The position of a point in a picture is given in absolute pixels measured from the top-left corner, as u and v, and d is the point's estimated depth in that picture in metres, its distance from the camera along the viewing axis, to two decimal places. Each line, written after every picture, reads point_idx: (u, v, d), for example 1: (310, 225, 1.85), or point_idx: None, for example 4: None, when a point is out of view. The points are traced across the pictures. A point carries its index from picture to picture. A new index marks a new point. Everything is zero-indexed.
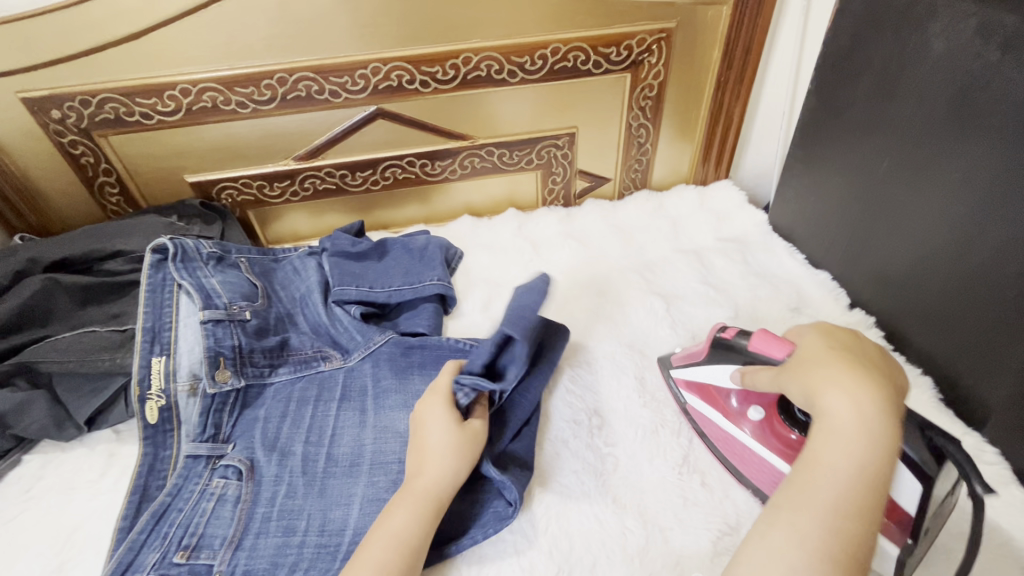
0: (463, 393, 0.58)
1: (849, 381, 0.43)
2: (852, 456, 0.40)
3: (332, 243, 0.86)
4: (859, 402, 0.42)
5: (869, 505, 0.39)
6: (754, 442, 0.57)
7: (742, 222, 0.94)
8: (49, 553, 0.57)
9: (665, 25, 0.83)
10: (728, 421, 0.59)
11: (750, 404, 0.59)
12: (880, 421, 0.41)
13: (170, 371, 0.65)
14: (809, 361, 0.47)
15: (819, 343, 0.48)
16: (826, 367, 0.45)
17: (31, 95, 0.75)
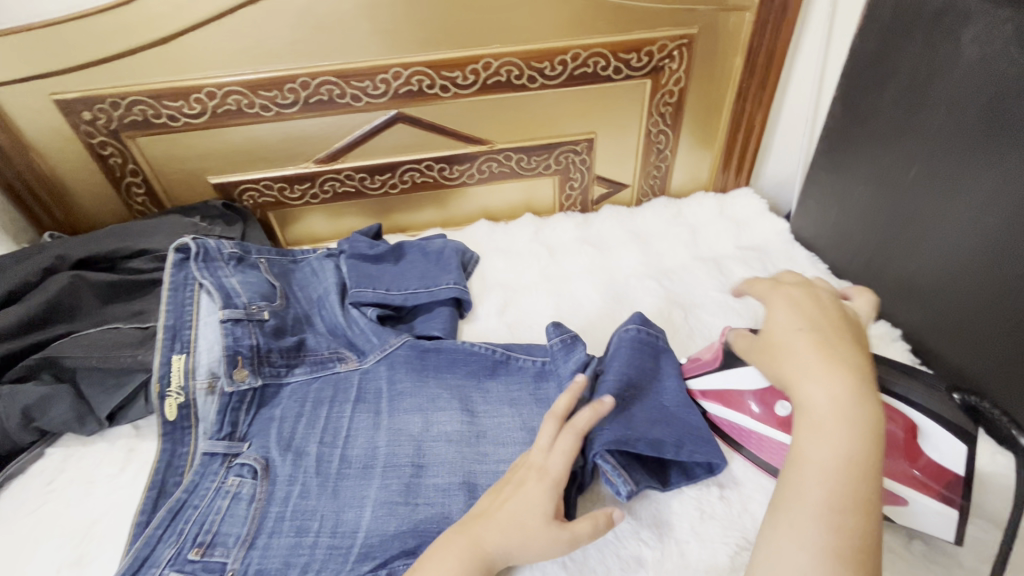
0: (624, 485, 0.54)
1: (824, 372, 0.43)
2: (838, 445, 0.40)
3: (351, 245, 0.87)
4: (834, 392, 0.41)
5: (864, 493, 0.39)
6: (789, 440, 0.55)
7: (762, 230, 0.92)
8: (69, 544, 0.58)
9: (687, 31, 0.82)
10: (758, 424, 0.57)
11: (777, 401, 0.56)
12: (856, 407, 0.41)
13: (190, 369, 0.66)
14: (785, 346, 0.46)
15: (789, 322, 0.48)
16: (800, 361, 0.44)
17: (65, 97, 0.77)
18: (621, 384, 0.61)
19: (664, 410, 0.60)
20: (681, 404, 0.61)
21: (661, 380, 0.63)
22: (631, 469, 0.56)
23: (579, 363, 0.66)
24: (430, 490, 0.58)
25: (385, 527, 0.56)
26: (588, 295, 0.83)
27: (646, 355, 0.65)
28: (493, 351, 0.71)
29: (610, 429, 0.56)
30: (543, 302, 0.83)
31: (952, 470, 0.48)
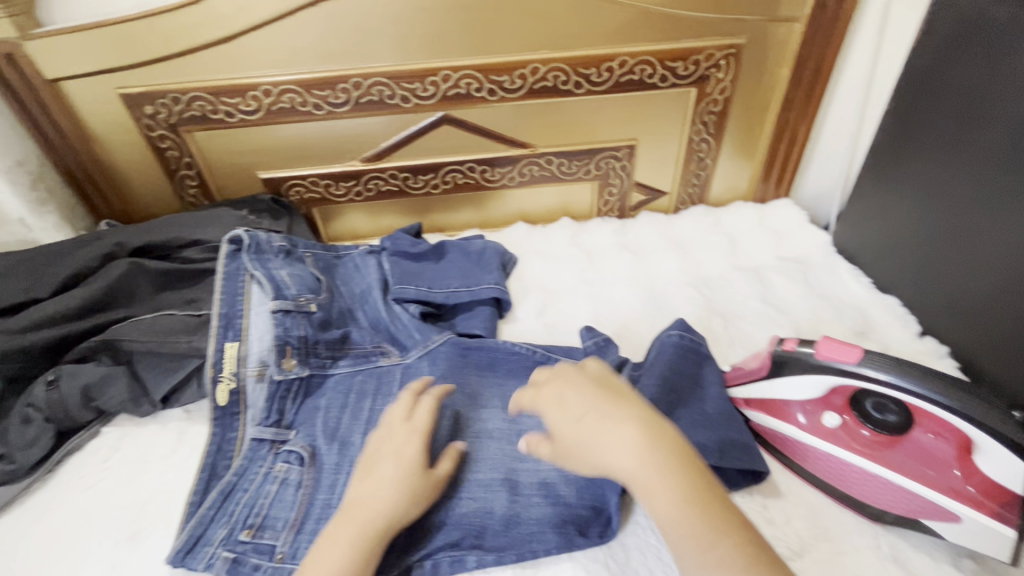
0: None
1: (617, 441, 0.43)
2: (669, 496, 0.41)
3: (393, 242, 0.89)
4: (636, 455, 0.42)
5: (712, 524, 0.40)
6: (837, 450, 0.56)
7: (802, 241, 0.92)
8: (125, 520, 0.60)
9: (735, 41, 0.82)
10: (802, 433, 0.58)
11: (823, 411, 0.58)
12: (655, 454, 0.42)
13: (242, 356, 0.68)
14: (576, 440, 0.45)
15: (570, 407, 0.46)
16: (591, 438, 0.44)
17: (130, 92, 0.81)
18: (665, 390, 0.61)
19: (706, 415, 0.60)
20: (724, 411, 0.61)
21: (703, 387, 0.63)
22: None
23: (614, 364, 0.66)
24: (473, 485, 0.59)
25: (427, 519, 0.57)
26: (626, 301, 0.84)
27: (691, 361, 0.65)
28: (533, 351, 0.72)
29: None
30: (581, 306, 0.83)
31: (1009, 487, 0.48)
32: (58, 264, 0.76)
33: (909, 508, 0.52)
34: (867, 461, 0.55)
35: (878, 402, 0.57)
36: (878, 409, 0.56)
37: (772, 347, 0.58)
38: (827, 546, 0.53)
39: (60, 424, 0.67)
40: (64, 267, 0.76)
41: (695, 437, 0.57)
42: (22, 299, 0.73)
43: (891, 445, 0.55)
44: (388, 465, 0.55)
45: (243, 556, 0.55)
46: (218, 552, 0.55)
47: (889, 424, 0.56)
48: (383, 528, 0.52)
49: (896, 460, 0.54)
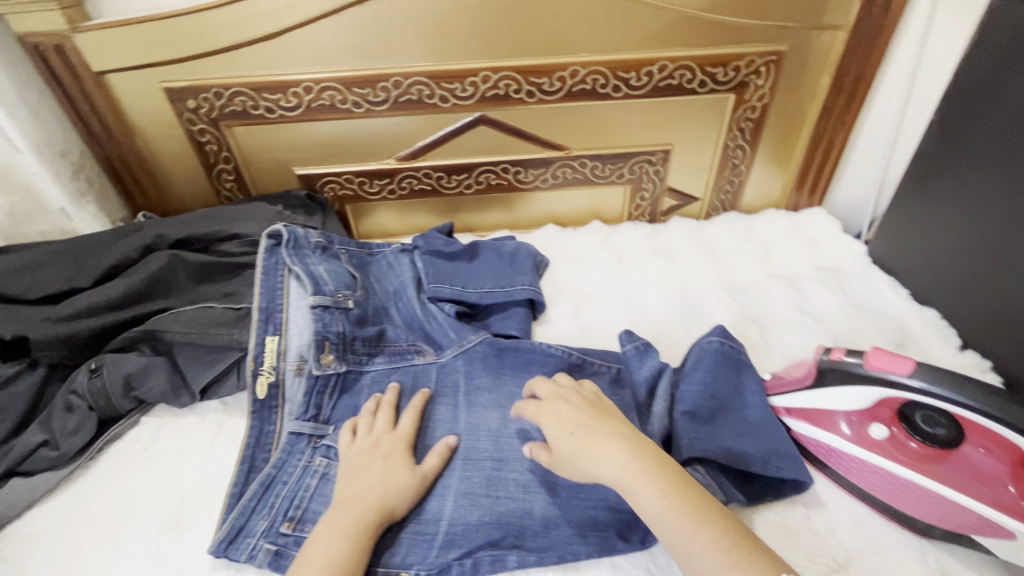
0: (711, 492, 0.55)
1: (600, 448, 0.50)
2: (651, 491, 0.47)
3: (426, 242, 0.89)
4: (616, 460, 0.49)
5: (695, 513, 0.45)
6: (881, 461, 0.56)
7: (837, 250, 0.91)
8: (167, 510, 0.60)
9: (776, 48, 0.82)
10: (849, 445, 0.57)
11: (870, 422, 0.58)
12: (633, 458, 0.49)
13: (282, 350, 0.69)
14: (571, 453, 0.52)
15: (566, 424, 0.54)
16: (578, 448, 0.52)
17: (173, 86, 0.82)
18: (707, 397, 0.61)
19: (745, 423, 0.60)
20: (764, 418, 0.61)
21: (744, 395, 0.63)
22: (714, 479, 0.56)
23: (653, 371, 0.66)
24: (512, 484, 0.59)
25: (467, 517, 0.57)
26: (659, 305, 0.83)
27: (730, 367, 0.65)
28: (569, 354, 0.71)
29: (693, 439, 0.57)
30: (614, 309, 0.83)
31: None
32: (100, 255, 0.77)
33: (954, 522, 0.52)
34: (918, 475, 0.54)
35: (927, 415, 0.56)
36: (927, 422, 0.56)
37: (819, 355, 0.58)
38: (874, 560, 0.52)
39: (102, 412, 0.67)
40: (104, 256, 0.76)
41: (740, 446, 0.57)
42: (63, 288, 0.74)
43: (939, 458, 0.55)
44: (400, 467, 0.58)
45: (284, 549, 0.55)
46: (261, 544, 0.55)
47: (939, 437, 0.55)
48: (379, 517, 0.53)
49: (945, 474, 0.54)
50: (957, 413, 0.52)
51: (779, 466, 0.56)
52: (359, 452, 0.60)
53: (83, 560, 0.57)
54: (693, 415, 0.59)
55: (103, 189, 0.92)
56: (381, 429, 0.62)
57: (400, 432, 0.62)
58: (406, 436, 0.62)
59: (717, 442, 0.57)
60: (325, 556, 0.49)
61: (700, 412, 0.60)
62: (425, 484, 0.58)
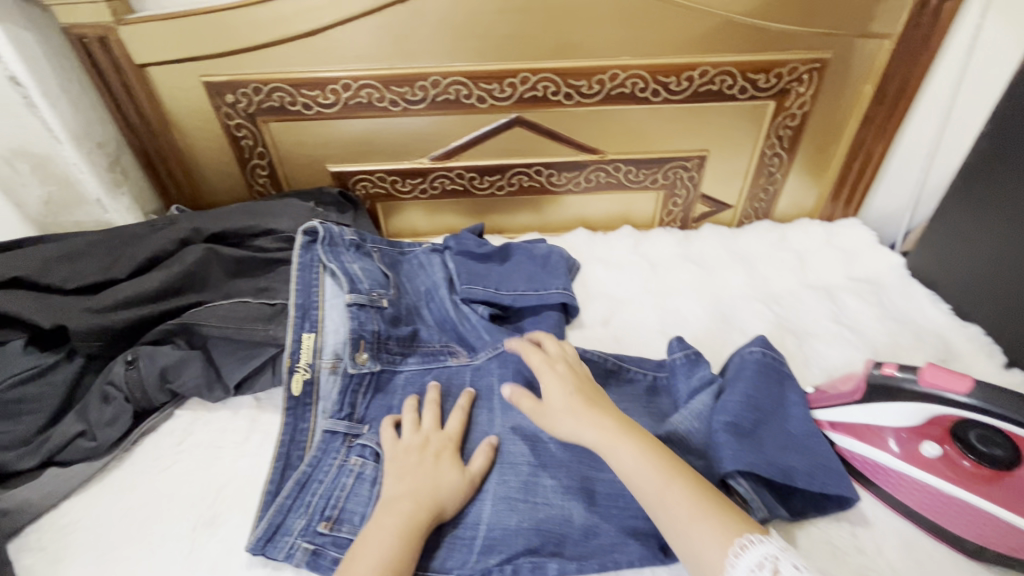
0: (755, 506, 0.53)
1: (583, 414, 0.56)
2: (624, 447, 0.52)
3: (458, 242, 0.89)
4: (594, 421, 0.55)
5: (669, 468, 0.50)
6: (930, 479, 0.55)
7: (874, 262, 0.90)
8: (203, 505, 0.60)
9: (820, 55, 0.81)
10: (898, 462, 0.56)
11: (920, 440, 0.57)
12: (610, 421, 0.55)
13: (318, 347, 0.69)
14: (560, 409, 0.58)
15: (560, 389, 0.60)
16: (563, 413, 0.57)
17: (213, 80, 0.82)
18: (749, 409, 0.59)
19: (790, 437, 0.59)
20: (809, 432, 0.59)
21: (786, 407, 0.62)
22: (758, 493, 0.54)
23: (702, 379, 0.66)
24: (549, 490, 0.59)
25: (505, 521, 0.56)
26: (694, 313, 0.82)
27: (772, 378, 0.64)
28: (605, 359, 0.71)
29: (737, 452, 0.55)
30: (648, 316, 0.82)
31: None
32: (136, 246, 0.77)
33: (1007, 545, 0.51)
34: (971, 495, 0.53)
35: (983, 436, 0.55)
36: (982, 442, 0.54)
37: (869, 370, 0.57)
38: None
39: (138, 404, 0.67)
40: (141, 249, 0.76)
41: (786, 461, 0.56)
42: (100, 279, 0.74)
43: (993, 480, 0.53)
44: (445, 467, 0.59)
45: (322, 549, 0.55)
46: (298, 543, 0.55)
47: (994, 458, 0.53)
48: (425, 519, 0.53)
49: (998, 496, 0.52)
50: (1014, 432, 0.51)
51: (825, 482, 0.55)
52: (406, 450, 0.60)
53: (120, 552, 0.57)
54: (735, 426, 0.57)
55: (137, 181, 0.92)
56: (429, 427, 0.62)
57: (448, 433, 0.63)
58: (455, 437, 0.62)
59: (762, 456, 0.55)
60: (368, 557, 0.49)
61: (742, 424, 0.58)
62: (473, 485, 0.59)
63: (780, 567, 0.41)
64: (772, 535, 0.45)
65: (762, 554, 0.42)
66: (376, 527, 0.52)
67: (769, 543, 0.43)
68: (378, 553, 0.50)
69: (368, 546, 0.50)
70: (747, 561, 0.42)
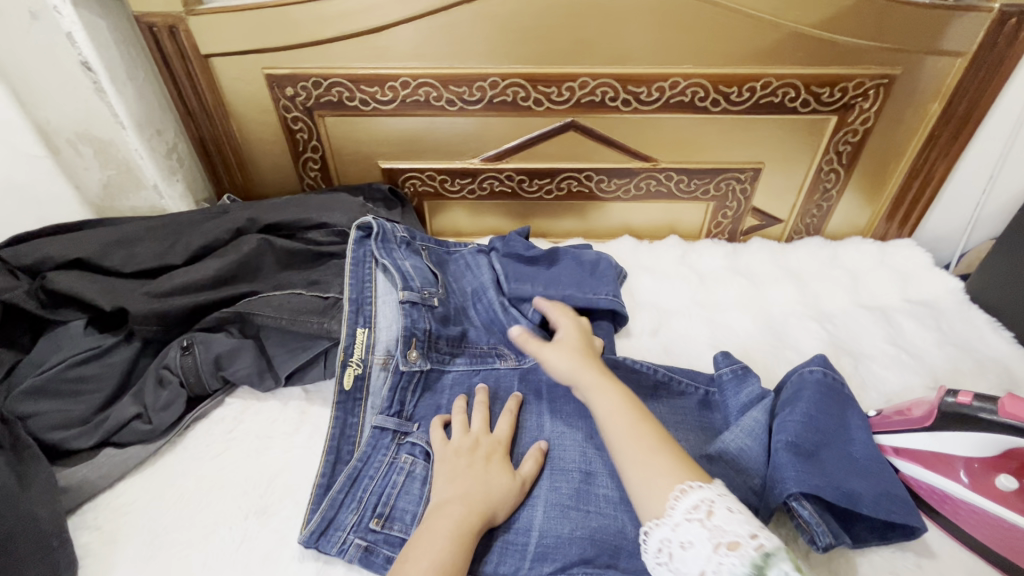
0: (821, 533, 0.51)
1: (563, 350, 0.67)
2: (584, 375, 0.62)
3: (506, 243, 0.87)
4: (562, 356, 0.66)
5: (637, 421, 0.55)
6: (1007, 514, 0.52)
7: (931, 285, 0.87)
8: (254, 494, 0.61)
9: (888, 71, 0.80)
10: (970, 493, 0.54)
11: (995, 473, 0.55)
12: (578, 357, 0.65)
13: (370, 343, 0.69)
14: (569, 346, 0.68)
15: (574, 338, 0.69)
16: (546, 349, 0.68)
17: (275, 73, 0.83)
18: (811, 430, 0.57)
19: (859, 462, 0.57)
20: (872, 457, 0.57)
21: (848, 430, 0.59)
22: (822, 519, 0.52)
23: (753, 396, 0.64)
24: (602, 500, 0.58)
25: (558, 529, 0.56)
26: (744, 327, 0.81)
27: (833, 398, 0.62)
28: (655, 371, 0.70)
29: (801, 473, 0.53)
30: (697, 328, 0.81)
31: None
32: (192, 233, 0.78)
33: None
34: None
35: None
36: None
37: (941, 397, 0.55)
38: None
39: (191, 390, 0.68)
40: (196, 236, 0.77)
41: (852, 486, 0.53)
42: (156, 264, 0.74)
43: None
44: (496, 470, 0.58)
45: (375, 546, 0.55)
46: (351, 539, 0.55)
47: None
48: (479, 524, 0.53)
49: None
50: None
51: (892, 510, 0.52)
52: (457, 452, 0.59)
53: (174, 535, 0.57)
54: (796, 448, 0.56)
55: (192, 169, 0.94)
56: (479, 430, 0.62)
57: (499, 436, 0.62)
58: (503, 441, 0.62)
59: (828, 480, 0.53)
60: (428, 559, 0.49)
61: (805, 446, 0.56)
62: (524, 490, 0.58)
63: (714, 508, 0.44)
64: (713, 482, 0.48)
65: (699, 499, 0.45)
66: (430, 530, 0.51)
67: (705, 488, 0.46)
68: (435, 555, 0.49)
69: (425, 546, 0.50)
70: (684, 505, 0.46)
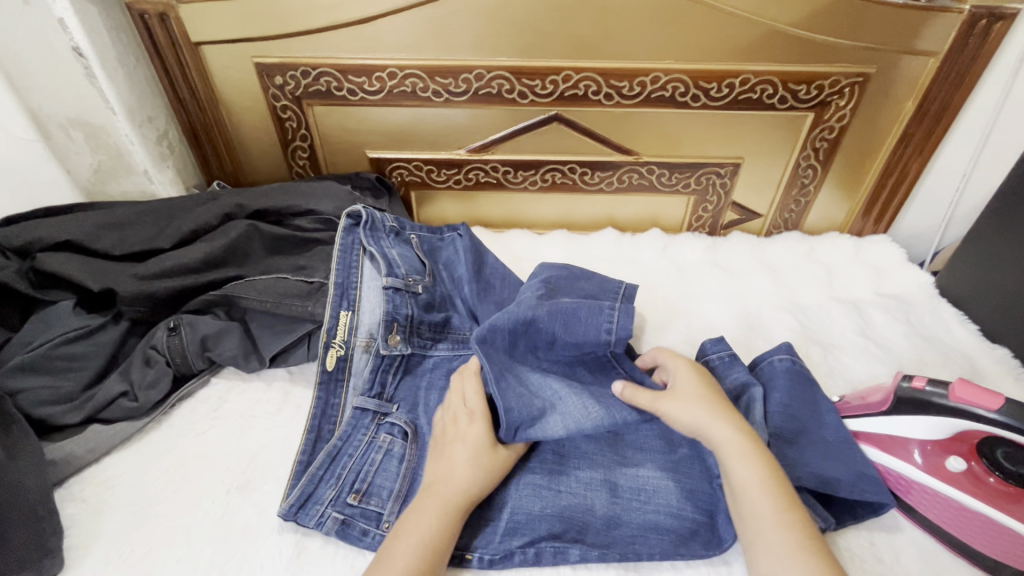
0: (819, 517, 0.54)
1: (695, 401, 0.57)
2: (714, 430, 0.54)
3: (487, 347, 0.64)
4: (686, 408, 0.57)
5: (782, 499, 0.49)
6: (955, 493, 0.55)
7: (903, 279, 0.90)
8: (236, 470, 0.63)
9: (864, 70, 0.82)
10: (922, 474, 0.57)
11: (945, 455, 0.57)
12: (708, 410, 0.56)
13: (353, 325, 0.71)
14: (692, 395, 0.58)
15: (692, 385, 0.59)
16: (670, 405, 0.58)
17: (264, 61, 0.84)
18: (788, 417, 0.60)
19: (822, 445, 0.59)
20: (844, 439, 0.60)
21: (821, 414, 0.62)
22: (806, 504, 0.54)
23: (739, 384, 0.64)
24: (573, 480, 0.60)
25: (529, 507, 0.58)
26: (719, 317, 0.83)
27: (802, 384, 0.64)
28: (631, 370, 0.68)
29: (788, 466, 0.56)
30: (674, 318, 0.83)
31: None
32: (180, 218, 0.79)
33: None
34: (996, 511, 0.53)
35: (1010, 454, 0.55)
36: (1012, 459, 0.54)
37: (897, 382, 0.58)
38: None
39: (177, 369, 0.70)
40: (186, 220, 0.79)
41: (811, 464, 0.57)
42: (145, 248, 0.76)
43: (1014, 499, 0.54)
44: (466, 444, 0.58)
45: (352, 519, 0.57)
46: (328, 512, 0.57)
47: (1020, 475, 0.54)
48: (463, 503, 0.54)
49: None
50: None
51: (865, 490, 0.55)
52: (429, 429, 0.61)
53: (158, 508, 0.59)
54: (777, 436, 0.59)
55: (182, 155, 0.95)
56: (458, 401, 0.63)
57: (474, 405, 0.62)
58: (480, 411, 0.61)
59: (798, 466, 0.56)
60: (417, 535, 0.51)
61: (784, 434, 0.59)
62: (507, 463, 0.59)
63: None
64: None
65: None
66: (417, 509, 0.53)
67: None
68: (420, 531, 0.51)
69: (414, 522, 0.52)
70: None
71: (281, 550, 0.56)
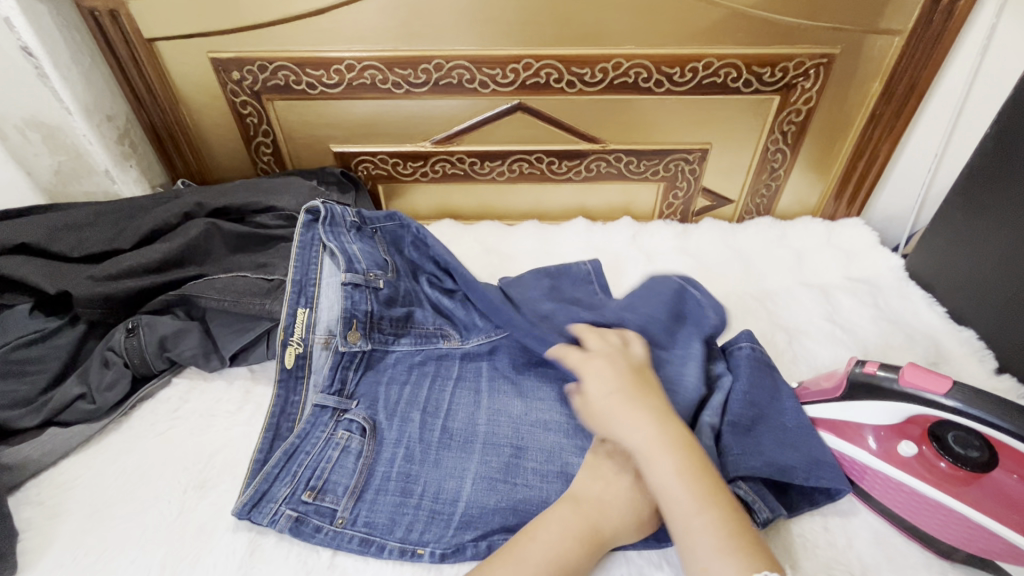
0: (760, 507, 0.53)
1: (611, 397, 0.55)
2: (628, 426, 0.52)
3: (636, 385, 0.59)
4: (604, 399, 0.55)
5: (704, 497, 0.47)
6: (911, 480, 0.55)
7: (872, 263, 0.89)
8: (194, 470, 0.63)
9: (828, 50, 0.80)
10: (876, 460, 0.56)
11: (898, 439, 0.57)
12: (620, 408, 0.54)
13: (311, 322, 0.70)
14: (603, 412, 0.55)
15: (606, 391, 0.56)
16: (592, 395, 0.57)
17: (220, 56, 0.83)
18: (747, 406, 0.59)
19: (786, 432, 0.59)
20: (803, 424, 0.59)
21: (781, 399, 0.62)
22: (755, 490, 0.54)
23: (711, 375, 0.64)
24: (530, 473, 0.59)
25: (485, 502, 0.58)
26: None
27: (764, 371, 0.63)
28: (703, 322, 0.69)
29: (742, 454, 0.56)
30: None
31: None
32: (137, 218, 0.78)
33: (983, 547, 0.52)
34: (944, 495, 0.53)
35: (960, 436, 0.56)
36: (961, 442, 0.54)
37: (851, 367, 0.58)
38: None
39: (136, 371, 0.70)
40: (145, 220, 0.77)
41: (765, 451, 0.56)
42: (105, 248, 0.75)
43: (967, 482, 0.53)
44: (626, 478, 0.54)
45: (305, 517, 0.57)
46: (282, 510, 0.57)
47: (971, 459, 0.54)
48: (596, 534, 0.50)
49: (977, 497, 0.52)
50: (987, 433, 0.50)
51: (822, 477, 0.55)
52: None
53: (113, 510, 0.59)
54: (734, 424, 0.58)
55: (145, 155, 0.94)
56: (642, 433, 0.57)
57: None
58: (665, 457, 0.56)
59: (753, 454, 0.56)
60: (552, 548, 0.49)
61: (742, 421, 0.59)
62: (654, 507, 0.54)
63: None
64: None
65: None
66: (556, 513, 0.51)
67: None
68: (552, 543, 0.49)
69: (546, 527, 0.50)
70: None
71: (235, 548, 0.56)
